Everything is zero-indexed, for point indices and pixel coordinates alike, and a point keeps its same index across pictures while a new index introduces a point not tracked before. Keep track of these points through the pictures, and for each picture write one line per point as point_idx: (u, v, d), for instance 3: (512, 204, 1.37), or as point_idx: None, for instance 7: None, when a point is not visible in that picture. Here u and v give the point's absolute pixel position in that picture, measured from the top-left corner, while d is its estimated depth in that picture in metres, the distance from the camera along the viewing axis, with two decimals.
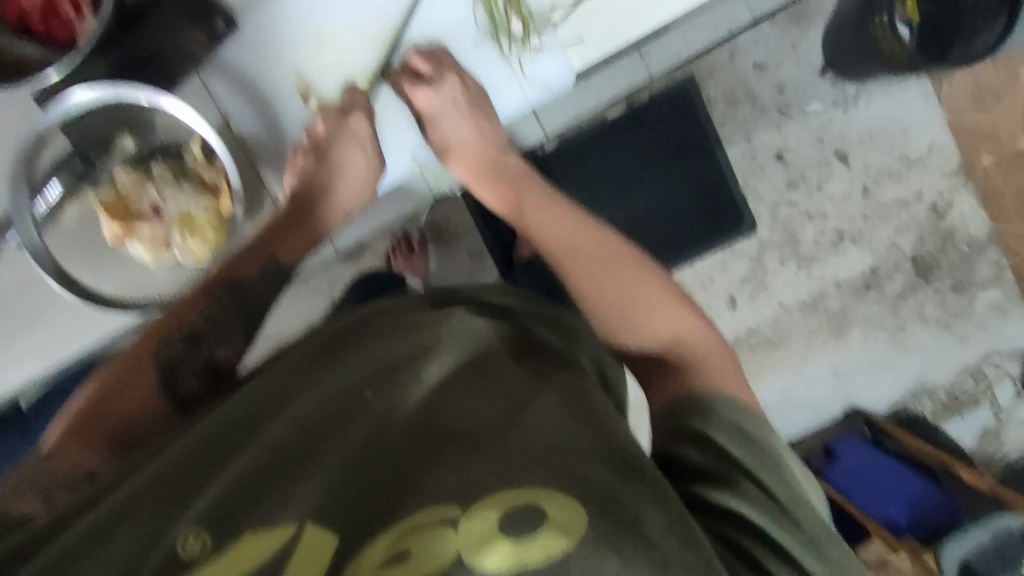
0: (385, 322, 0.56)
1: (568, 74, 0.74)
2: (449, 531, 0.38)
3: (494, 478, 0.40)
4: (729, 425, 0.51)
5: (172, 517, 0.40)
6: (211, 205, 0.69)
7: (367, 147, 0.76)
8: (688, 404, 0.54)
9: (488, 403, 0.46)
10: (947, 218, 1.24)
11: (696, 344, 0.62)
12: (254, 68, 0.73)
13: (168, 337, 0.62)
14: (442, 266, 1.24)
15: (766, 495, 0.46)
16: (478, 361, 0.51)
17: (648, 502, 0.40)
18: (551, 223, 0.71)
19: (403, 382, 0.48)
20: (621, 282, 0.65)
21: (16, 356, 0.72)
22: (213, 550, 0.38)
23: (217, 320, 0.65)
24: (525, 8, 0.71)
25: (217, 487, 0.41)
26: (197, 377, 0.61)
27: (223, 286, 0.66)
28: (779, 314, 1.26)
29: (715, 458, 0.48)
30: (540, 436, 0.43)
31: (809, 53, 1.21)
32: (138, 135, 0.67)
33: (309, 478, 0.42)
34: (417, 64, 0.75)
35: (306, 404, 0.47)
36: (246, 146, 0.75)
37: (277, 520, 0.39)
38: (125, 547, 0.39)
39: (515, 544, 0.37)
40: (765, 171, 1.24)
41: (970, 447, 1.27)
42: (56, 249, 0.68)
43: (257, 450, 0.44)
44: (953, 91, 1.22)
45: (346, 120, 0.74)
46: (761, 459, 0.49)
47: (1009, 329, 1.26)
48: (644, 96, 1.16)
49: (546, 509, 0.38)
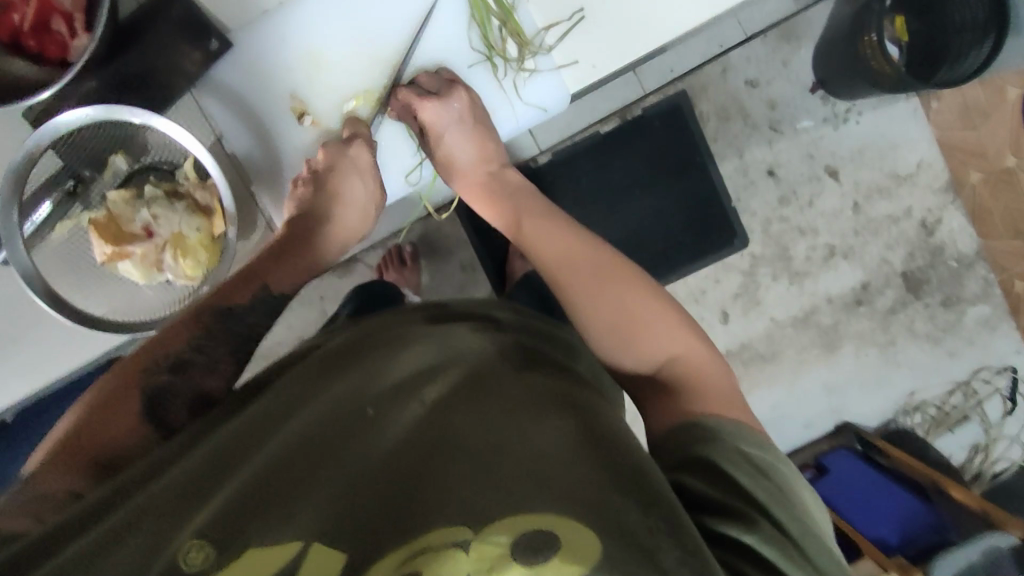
0: (385, 345, 0.58)
1: (563, 96, 0.74)
2: (461, 553, 0.38)
3: (499, 498, 0.41)
4: (738, 456, 0.50)
5: (173, 529, 0.40)
6: (204, 225, 0.68)
7: (369, 179, 0.74)
8: (694, 429, 0.53)
9: (485, 423, 0.48)
10: (936, 234, 1.25)
11: (693, 362, 0.62)
12: (247, 86, 0.73)
13: (156, 367, 0.59)
14: (433, 280, 1.24)
15: (780, 532, 0.45)
16: (480, 376, 0.53)
17: (665, 534, 0.42)
18: (548, 238, 0.71)
19: (404, 405, 0.50)
20: (616, 294, 0.66)
21: (5, 375, 0.71)
22: (217, 564, 0.38)
23: (209, 349, 0.61)
24: (520, 32, 0.70)
25: (217, 504, 0.41)
26: (185, 410, 0.57)
27: (213, 315, 0.63)
28: (771, 329, 1.27)
29: (724, 492, 0.47)
30: (543, 457, 0.44)
31: (800, 70, 1.22)
32: (129, 154, 0.67)
33: (316, 493, 0.42)
34: (426, 83, 0.74)
35: (307, 424, 0.48)
36: (239, 164, 0.74)
37: (284, 536, 0.39)
38: (127, 556, 0.39)
39: (527, 568, 0.38)
40: (757, 186, 1.25)
41: (959, 463, 1.27)
42: (43, 268, 0.65)
43: (258, 465, 0.44)
44: (942, 108, 1.23)
45: (347, 152, 0.72)
46: (768, 491, 0.48)
47: (999, 345, 1.26)
48: (637, 112, 1.18)
49: (558, 533, 0.39)
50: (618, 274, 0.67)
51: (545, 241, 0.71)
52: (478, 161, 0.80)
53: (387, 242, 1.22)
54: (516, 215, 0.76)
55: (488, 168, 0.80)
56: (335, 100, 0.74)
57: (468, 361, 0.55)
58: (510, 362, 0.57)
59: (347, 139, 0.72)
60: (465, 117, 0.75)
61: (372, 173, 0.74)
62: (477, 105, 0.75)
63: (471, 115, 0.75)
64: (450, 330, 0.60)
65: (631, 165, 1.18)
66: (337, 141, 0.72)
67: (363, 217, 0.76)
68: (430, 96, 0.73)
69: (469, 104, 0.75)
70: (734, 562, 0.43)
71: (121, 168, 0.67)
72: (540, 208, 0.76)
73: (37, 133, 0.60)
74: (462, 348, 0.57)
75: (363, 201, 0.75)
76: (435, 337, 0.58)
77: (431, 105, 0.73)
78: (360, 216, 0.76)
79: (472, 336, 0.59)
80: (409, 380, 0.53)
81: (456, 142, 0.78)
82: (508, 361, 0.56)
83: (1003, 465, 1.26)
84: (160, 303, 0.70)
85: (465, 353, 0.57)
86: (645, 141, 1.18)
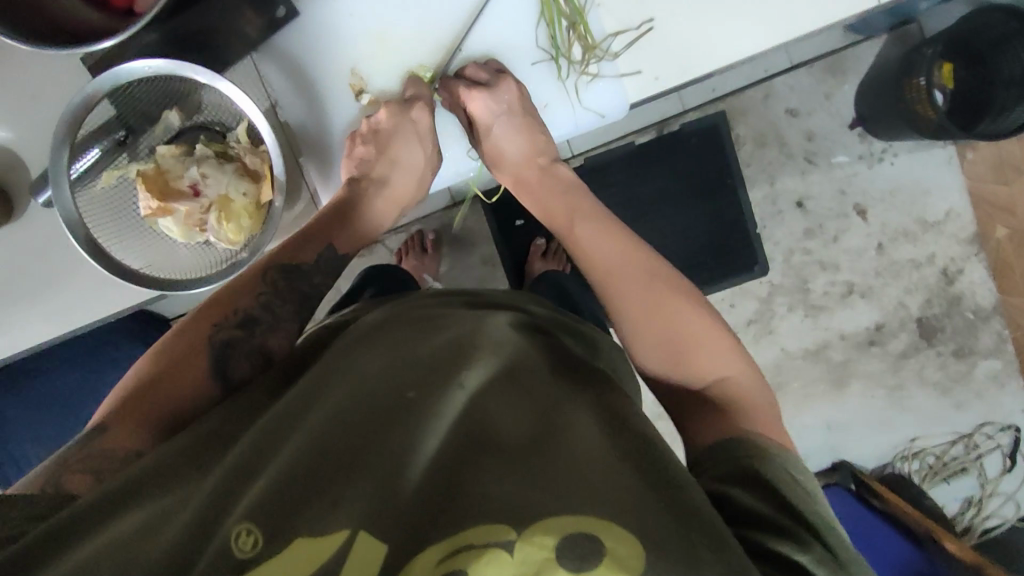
0: (418, 326, 0.58)
1: (622, 105, 0.73)
2: (505, 556, 0.38)
3: (544, 494, 0.40)
4: (788, 478, 0.47)
5: (221, 512, 0.40)
6: (252, 190, 0.68)
7: (426, 142, 0.76)
8: (740, 446, 0.51)
9: (524, 419, 0.47)
10: (956, 284, 1.25)
11: (740, 390, 0.58)
12: (308, 58, 0.72)
13: (224, 321, 0.60)
14: (452, 271, 1.23)
15: (831, 555, 0.42)
16: (515, 366, 0.53)
17: (704, 542, 0.39)
18: (600, 244, 0.69)
19: (447, 390, 0.49)
20: (664, 308, 0.63)
21: (30, 315, 0.71)
22: (267, 549, 0.38)
23: (275, 309, 0.62)
24: (589, 35, 0.69)
25: (263, 487, 0.41)
26: (249, 362, 0.59)
27: (280, 272, 0.64)
28: (781, 359, 1.27)
29: (772, 507, 0.44)
30: (581, 455, 0.44)
31: (842, 106, 1.22)
32: (184, 112, 0.67)
33: (361, 477, 0.42)
34: (474, 74, 0.72)
35: (346, 405, 0.47)
36: (289, 133, 0.74)
37: (330, 524, 0.39)
38: (175, 537, 0.39)
39: (572, 572, 0.37)
40: (784, 216, 1.25)
41: (952, 514, 1.26)
42: (87, 212, 0.64)
43: (299, 446, 0.44)
44: (977, 159, 1.23)
45: (409, 114, 0.72)
46: (820, 518, 0.45)
47: (1005, 403, 1.25)
48: (676, 126, 1.21)
49: (603, 539, 0.38)
50: (663, 290, 0.64)
51: (591, 249, 0.69)
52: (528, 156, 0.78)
53: (411, 227, 1.22)
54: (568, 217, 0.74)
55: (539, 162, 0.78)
56: (394, 78, 0.73)
57: (504, 347, 0.55)
58: (544, 355, 0.56)
59: (408, 101, 0.72)
60: (514, 109, 0.74)
61: (430, 136, 0.75)
62: (525, 100, 0.74)
63: (519, 107, 0.74)
64: (484, 317, 0.59)
65: (661, 179, 1.20)
66: (399, 102, 0.72)
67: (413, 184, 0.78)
68: (478, 88, 0.72)
69: (519, 97, 0.73)
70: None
71: (174, 124, 0.67)
72: (595, 214, 0.73)
73: (99, 79, 0.59)
74: (497, 336, 0.56)
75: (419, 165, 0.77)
76: (468, 323, 0.57)
77: (478, 96, 0.72)
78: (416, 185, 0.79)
79: (506, 325, 0.59)
80: (446, 361, 0.52)
81: (504, 136, 0.76)
82: (540, 354, 0.56)
83: (996, 521, 1.25)
84: (196, 262, 0.70)
85: (503, 339, 0.56)
86: (677, 157, 1.20)
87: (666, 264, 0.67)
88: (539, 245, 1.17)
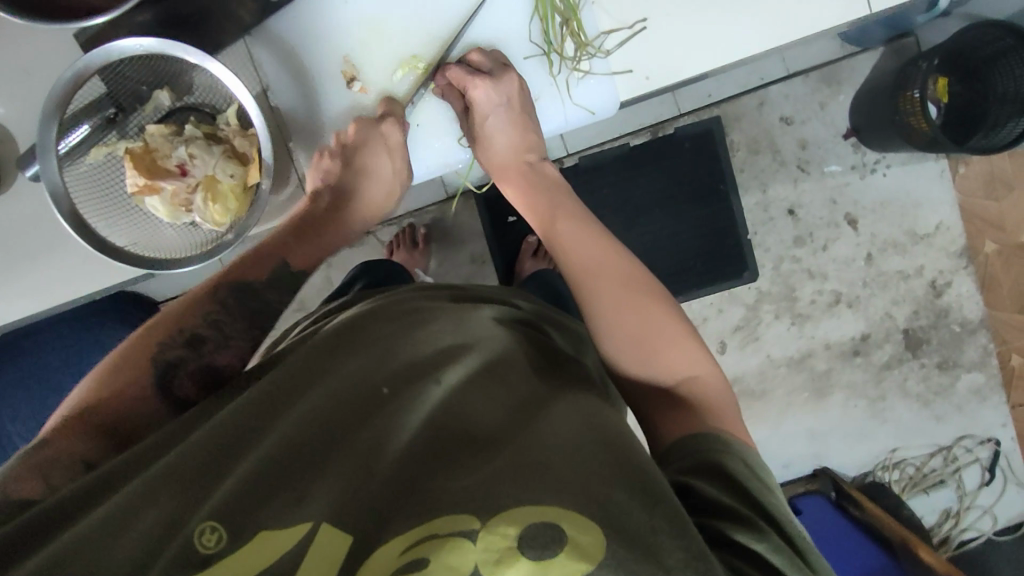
0: (399, 319, 0.57)
1: (613, 103, 0.74)
2: (467, 543, 0.37)
3: (512, 485, 0.40)
4: (748, 468, 0.48)
5: (191, 507, 0.40)
6: (239, 172, 0.68)
7: (396, 158, 0.74)
8: (704, 439, 0.51)
9: (498, 415, 0.48)
10: (943, 297, 1.25)
11: (708, 389, 0.58)
12: (301, 42, 0.72)
13: (171, 340, 0.60)
14: (442, 266, 1.23)
15: (790, 546, 0.43)
16: (493, 363, 0.53)
17: (666, 532, 0.39)
18: (581, 240, 0.68)
19: (422, 387, 0.49)
20: (638, 306, 0.62)
21: (16, 293, 0.71)
22: (231, 544, 0.38)
23: (224, 327, 0.62)
24: (581, 32, 0.69)
25: (233, 482, 0.41)
26: (194, 381, 0.59)
27: (232, 292, 0.64)
28: (766, 366, 1.27)
29: (735, 498, 0.45)
30: (551, 450, 0.44)
31: (836, 116, 1.23)
32: (174, 91, 0.67)
33: (330, 475, 0.42)
34: (477, 60, 0.72)
35: (320, 401, 0.47)
36: (279, 118, 0.74)
37: (295, 519, 0.39)
38: (143, 535, 0.39)
39: (534, 562, 0.37)
40: (775, 223, 1.25)
41: (930, 525, 1.27)
42: (73, 189, 0.64)
43: (272, 442, 0.44)
44: (968, 173, 1.24)
45: (377, 129, 0.71)
46: (778, 509, 0.46)
47: (987, 417, 1.26)
48: (670, 129, 1.21)
49: (564, 527, 0.38)
50: (639, 287, 0.63)
51: (571, 246, 0.68)
52: (517, 147, 0.77)
53: (402, 221, 1.23)
54: (549, 213, 0.73)
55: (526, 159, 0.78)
56: (387, 67, 0.73)
57: (485, 345, 0.55)
58: (524, 351, 0.56)
59: (380, 116, 0.72)
60: (513, 102, 0.73)
61: (400, 152, 0.74)
62: (524, 99, 0.74)
63: (518, 103, 0.74)
64: (466, 311, 0.59)
65: (654, 182, 1.21)
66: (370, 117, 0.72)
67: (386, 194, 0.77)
68: (483, 76, 0.71)
69: (519, 92, 0.73)
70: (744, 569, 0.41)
71: (164, 103, 0.67)
72: (575, 213, 0.72)
73: (90, 55, 0.59)
74: (478, 332, 0.56)
75: (388, 181, 0.76)
76: (451, 317, 0.57)
77: (483, 85, 0.71)
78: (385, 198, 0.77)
79: (487, 320, 0.59)
80: (424, 360, 0.52)
81: (497, 128, 0.75)
82: (520, 349, 0.56)
83: (972, 533, 1.26)
84: (182, 243, 0.70)
85: (482, 336, 0.56)
86: (670, 160, 1.21)
87: (641, 266, 0.66)
88: (531, 243, 1.18)
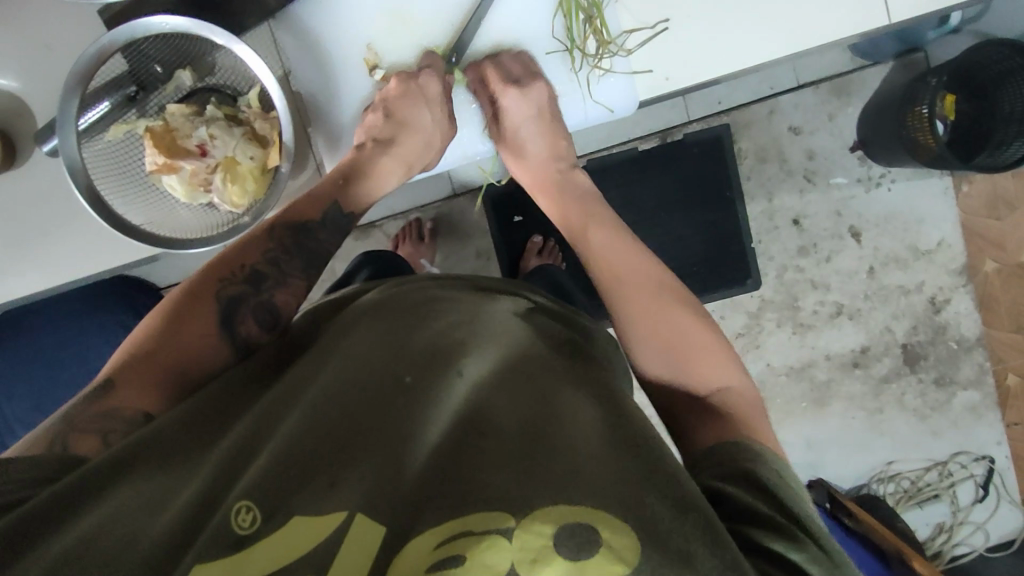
0: (422, 311, 0.57)
1: (632, 102, 0.74)
2: (503, 542, 0.38)
3: (543, 481, 0.40)
4: (779, 476, 0.48)
5: (224, 488, 0.40)
6: (259, 155, 0.68)
7: (436, 107, 0.75)
8: (736, 449, 0.51)
9: (525, 403, 0.48)
10: (943, 313, 1.26)
11: (737, 398, 0.59)
12: (324, 28, 0.72)
13: (231, 277, 0.61)
14: (447, 262, 1.23)
15: (827, 555, 0.42)
16: (518, 356, 0.53)
17: (700, 540, 0.39)
18: (615, 248, 0.70)
19: (447, 377, 0.49)
20: (671, 319, 0.64)
21: (25, 267, 0.71)
22: (265, 527, 0.38)
23: (281, 266, 0.63)
24: (604, 31, 0.69)
25: (263, 465, 0.41)
26: (256, 320, 0.59)
27: (290, 228, 0.66)
28: (765, 373, 1.28)
29: (767, 505, 0.45)
30: (581, 447, 0.44)
31: (844, 128, 1.24)
32: (196, 72, 0.67)
33: (361, 460, 0.41)
34: (507, 65, 0.73)
35: (346, 387, 0.47)
36: (300, 101, 0.74)
37: (327, 506, 0.39)
38: (176, 514, 0.39)
39: (571, 564, 0.37)
40: (779, 233, 1.26)
41: (922, 539, 1.27)
42: (91, 165, 0.64)
43: (300, 424, 0.43)
44: (972, 192, 1.24)
45: (416, 81, 0.72)
46: (812, 517, 0.45)
47: (981, 434, 1.27)
48: (679, 135, 1.22)
49: (599, 529, 0.38)
50: (672, 299, 0.65)
51: (606, 254, 0.70)
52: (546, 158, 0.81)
53: (410, 215, 1.23)
54: (582, 220, 0.76)
55: (558, 167, 0.82)
56: (409, 55, 0.74)
57: (509, 337, 0.55)
58: (547, 347, 0.56)
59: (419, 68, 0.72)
60: (541, 109, 0.76)
61: (440, 101, 0.75)
62: (551, 102, 0.76)
63: (544, 108, 0.76)
64: (490, 306, 0.59)
65: (661, 187, 1.21)
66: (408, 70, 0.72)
67: (427, 144, 0.78)
68: (512, 82, 0.73)
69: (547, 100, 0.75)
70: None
71: (185, 83, 0.67)
72: (609, 223, 0.74)
73: (115, 31, 0.59)
74: (500, 325, 0.56)
75: (430, 130, 0.77)
76: (474, 310, 0.57)
77: (510, 91, 0.73)
78: (425, 148, 0.78)
79: (509, 315, 0.59)
80: (448, 348, 0.52)
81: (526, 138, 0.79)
82: (543, 345, 0.56)
83: (963, 549, 1.27)
84: (197, 223, 0.70)
85: (506, 328, 0.56)
86: (678, 165, 1.21)
87: (675, 280, 0.67)
88: (536, 242, 1.18)
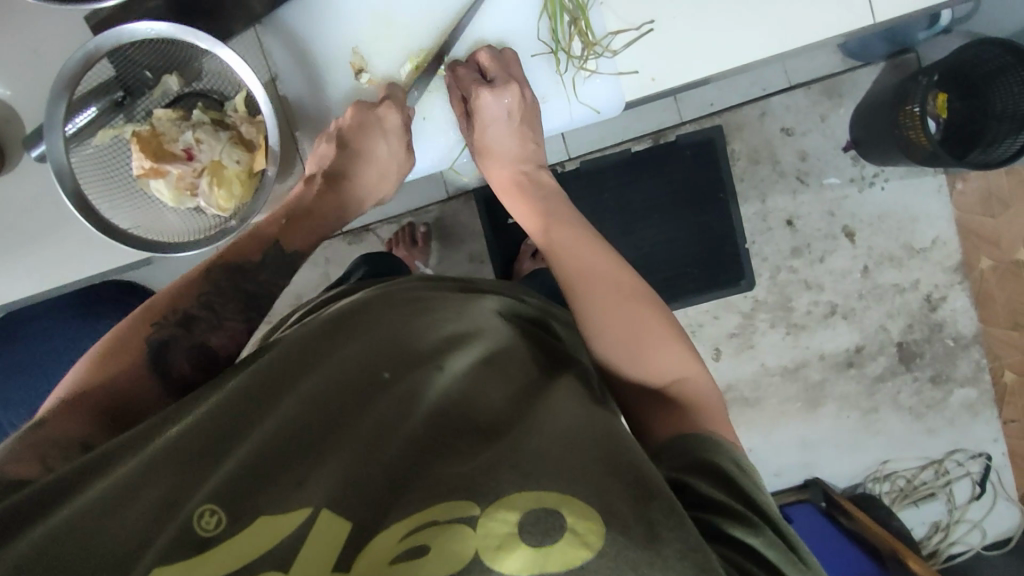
0: (403, 308, 0.56)
1: (618, 103, 0.74)
2: (468, 529, 0.38)
3: (511, 471, 0.41)
4: (739, 464, 0.48)
5: (189, 488, 0.39)
6: (245, 158, 0.69)
7: (393, 140, 0.73)
8: (694, 438, 0.51)
9: (499, 404, 0.48)
10: (938, 311, 1.26)
11: (698, 391, 0.58)
12: (310, 32, 0.73)
13: (163, 319, 0.58)
14: (440, 266, 1.23)
15: (783, 541, 0.44)
16: (495, 355, 0.53)
17: (666, 525, 0.39)
18: (580, 247, 0.69)
19: (424, 376, 0.49)
20: (629, 313, 0.62)
21: (13, 272, 0.71)
22: (231, 528, 0.37)
23: (217, 308, 0.60)
24: (589, 32, 0.70)
25: (233, 464, 0.40)
26: (191, 362, 0.57)
27: (225, 271, 0.62)
28: (759, 374, 1.28)
29: (729, 494, 0.45)
30: (553, 442, 0.44)
31: (836, 128, 1.24)
32: (183, 77, 0.68)
33: (331, 460, 0.42)
34: (483, 62, 0.73)
35: (321, 385, 0.47)
36: (286, 105, 0.74)
37: (292, 503, 0.39)
38: (140, 513, 0.38)
39: (535, 549, 0.37)
40: (773, 233, 1.26)
41: (919, 538, 1.27)
42: (78, 170, 0.64)
43: (273, 424, 0.43)
44: (965, 189, 1.25)
45: (373, 112, 0.71)
46: (770, 504, 0.46)
47: (977, 431, 1.27)
48: (672, 137, 1.22)
49: (564, 514, 0.38)
50: (632, 291, 0.64)
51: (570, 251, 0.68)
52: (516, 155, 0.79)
53: (402, 219, 1.23)
54: (545, 219, 0.74)
55: (524, 168, 0.80)
56: (396, 59, 0.74)
57: (487, 337, 0.55)
58: (525, 346, 0.56)
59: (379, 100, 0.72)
60: (513, 109, 0.74)
61: (397, 134, 0.73)
62: (528, 102, 0.75)
63: (517, 108, 0.75)
64: (471, 303, 0.59)
65: (653, 188, 1.22)
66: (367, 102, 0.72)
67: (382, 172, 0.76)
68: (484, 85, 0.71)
69: (519, 101, 0.74)
70: (738, 561, 0.42)
71: (172, 88, 0.68)
72: (574, 223, 0.73)
73: (101, 36, 0.59)
74: (480, 323, 0.56)
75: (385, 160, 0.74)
76: (454, 308, 0.57)
77: (486, 94, 0.71)
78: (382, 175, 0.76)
79: (490, 314, 0.59)
80: (426, 348, 0.52)
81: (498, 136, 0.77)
82: (522, 344, 0.56)
83: (960, 547, 1.26)
84: (184, 227, 0.70)
85: (485, 328, 0.56)
86: (670, 167, 1.21)
87: (635, 274, 0.66)
88: (530, 245, 1.17)
